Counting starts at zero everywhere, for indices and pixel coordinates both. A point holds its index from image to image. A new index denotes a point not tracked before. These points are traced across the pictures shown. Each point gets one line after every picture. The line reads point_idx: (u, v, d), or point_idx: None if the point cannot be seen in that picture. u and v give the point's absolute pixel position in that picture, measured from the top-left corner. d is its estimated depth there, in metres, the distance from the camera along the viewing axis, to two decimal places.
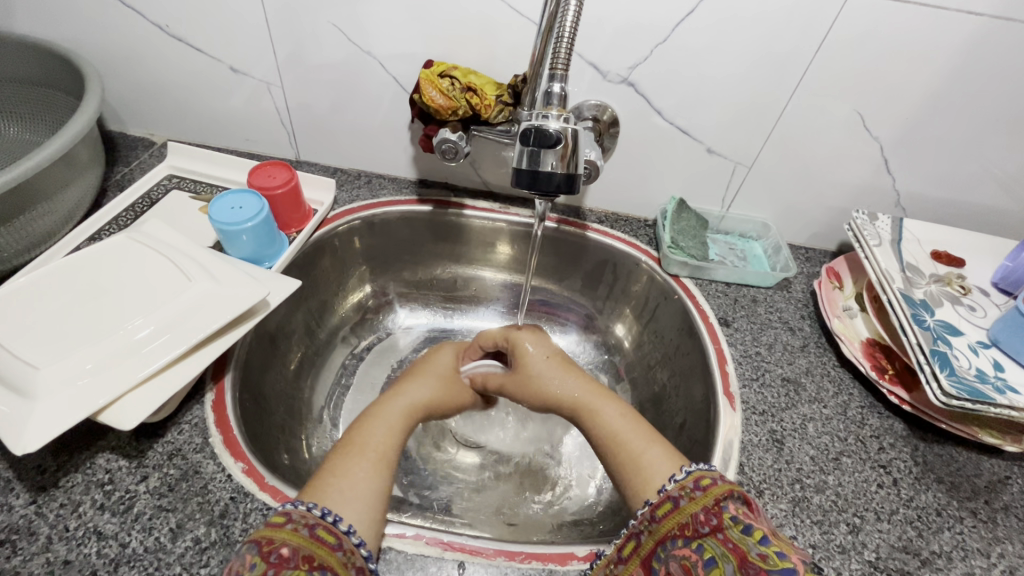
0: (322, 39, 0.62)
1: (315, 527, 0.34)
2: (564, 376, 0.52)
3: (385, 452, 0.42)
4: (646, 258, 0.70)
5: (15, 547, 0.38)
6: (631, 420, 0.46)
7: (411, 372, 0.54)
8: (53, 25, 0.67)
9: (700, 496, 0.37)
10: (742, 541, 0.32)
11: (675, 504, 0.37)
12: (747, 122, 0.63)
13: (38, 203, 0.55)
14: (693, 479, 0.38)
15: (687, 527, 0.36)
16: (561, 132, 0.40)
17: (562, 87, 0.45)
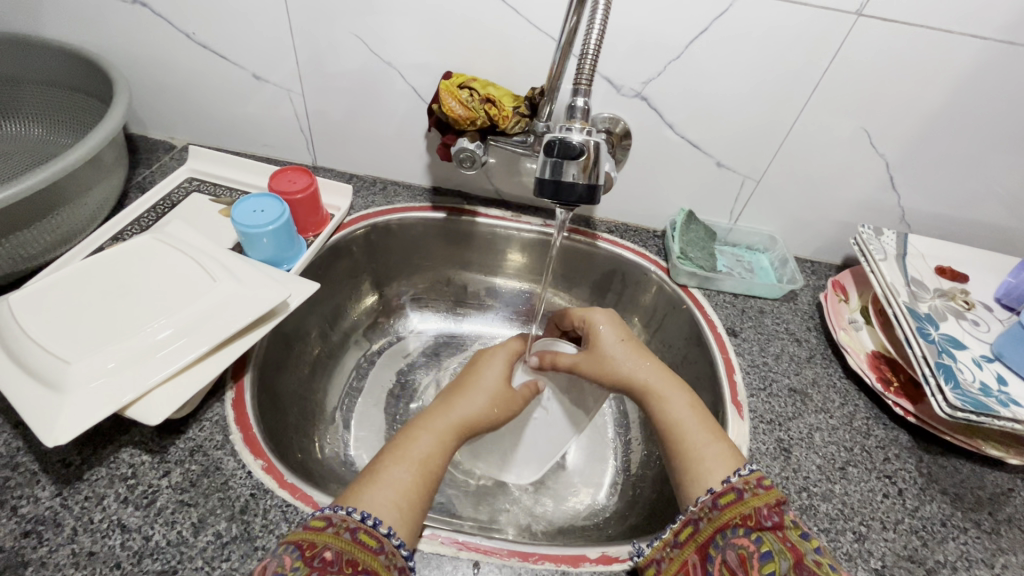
0: (344, 50, 0.64)
1: (357, 532, 0.35)
2: (639, 362, 0.51)
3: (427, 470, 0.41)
4: (655, 269, 0.72)
5: (42, 537, 0.39)
6: (695, 412, 0.46)
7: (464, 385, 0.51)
8: (82, 30, 0.69)
9: (763, 493, 0.38)
10: (801, 544, 0.35)
11: (738, 495, 0.39)
12: (756, 137, 0.65)
13: (66, 202, 0.56)
14: (757, 476, 0.40)
15: (750, 519, 0.37)
16: (584, 144, 0.41)
17: (586, 101, 0.46)
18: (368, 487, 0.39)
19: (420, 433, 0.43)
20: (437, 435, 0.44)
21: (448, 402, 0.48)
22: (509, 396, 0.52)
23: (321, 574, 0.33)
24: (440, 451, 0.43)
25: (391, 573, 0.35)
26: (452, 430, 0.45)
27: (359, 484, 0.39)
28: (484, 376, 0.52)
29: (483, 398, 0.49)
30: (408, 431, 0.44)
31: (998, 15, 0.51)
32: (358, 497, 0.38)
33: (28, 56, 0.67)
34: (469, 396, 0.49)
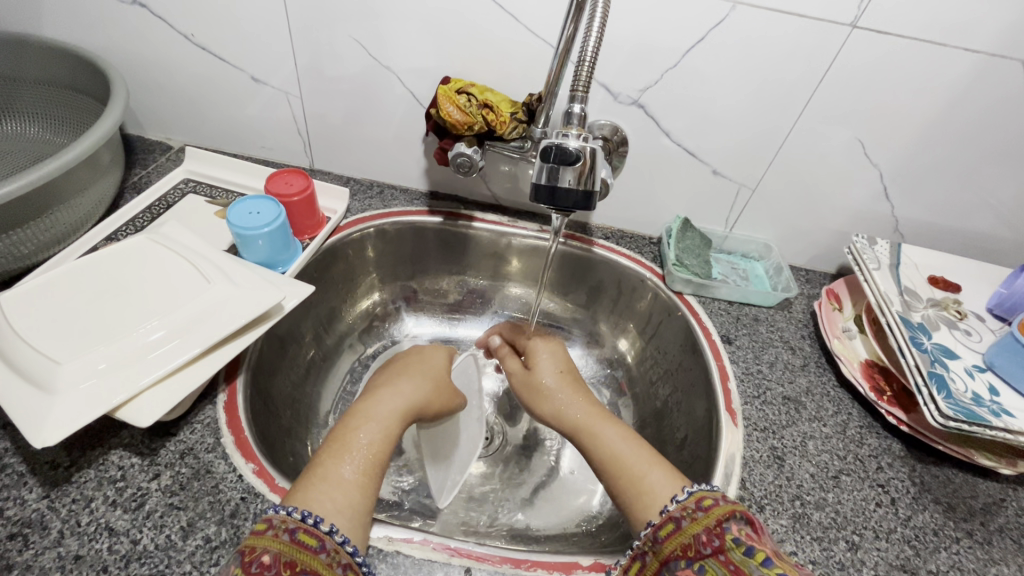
0: (342, 53, 0.65)
1: (296, 532, 0.34)
2: (574, 400, 0.53)
3: (370, 461, 0.41)
4: (650, 275, 0.72)
5: (27, 540, 0.39)
6: (629, 440, 0.47)
7: (400, 371, 0.53)
8: (81, 30, 0.69)
9: (701, 517, 0.37)
10: (742, 564, 0.34)
11: (677, 524, 0.38)
12: (752, 146, 0.65)
13: (60, 202, 0.56)
14: (694, 498, 0.39)
15: (690, 548, 0.36)
16: (582, 150, 0.41)
17: (582, 107, 0.46)
18: (310, 485, 0.38)
19: (362, 420, 0.44)
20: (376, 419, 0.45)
21: (386, 395, 0.48)
22: (443, 384, 0.55)
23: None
24: (384, 437, 0.44)
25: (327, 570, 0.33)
26: (392, 419, 0.46)
27: (305, 483, 0.38)
28: (418, 366, 0.55)
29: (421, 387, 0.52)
30: (350, 419, 0.44)
31: (991, 27, 0.52)
32: (298, 498, 0.37)
33: (26, 55, 0.67)
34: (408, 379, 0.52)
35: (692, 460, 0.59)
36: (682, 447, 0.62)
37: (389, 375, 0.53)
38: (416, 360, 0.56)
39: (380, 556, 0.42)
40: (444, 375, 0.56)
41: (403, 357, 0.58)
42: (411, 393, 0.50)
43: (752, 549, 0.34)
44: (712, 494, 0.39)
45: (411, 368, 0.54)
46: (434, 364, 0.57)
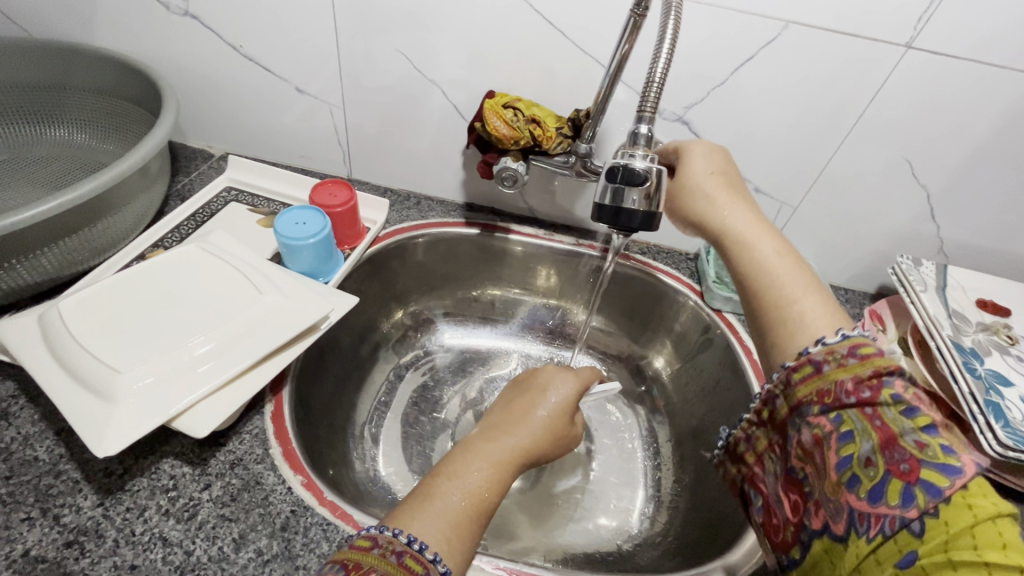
0: (388, 66, 0.65)
1: (403, 556, 0.34)
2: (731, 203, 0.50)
3: (479, 497, 0.40)
4: (688, 292, 0.71)
5: (84, 548, 0.39)
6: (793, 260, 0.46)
7: (511, 417, 0.50)
8: (132, 40, 0.70)
9: (853, 365, 0.38)
10: (897, 422, 0.35)
11: (816, 369, 0.39)
12: (796, 165, 0.65)
13: (112, 210, 0.57)
14: (845, 347, 0.39)
15: (828, 395, 0.38)
16: (649, 171, 0.41)
17: (650, 128, 0.44)
18: (416, 509, 0.38)
19: (478, 453, 0.44)
20: (494, 453, 0.44)
21: (501, 430, 0.48)
22: (556, 425, 0.50)
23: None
24: (499, 479, 0.43)
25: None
26: (502, 452, 0.45)
27: (411, 507, 0.39)
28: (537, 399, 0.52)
29: (534, 430, 0.48)
30: (468, 450, 0.44)
31: None
32: (406, 519, 0.37)
33: (80, 63, 0.68)
34: (516, 427, 0.48)
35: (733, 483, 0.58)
36: None
37: (516, 409, 0.50)
38: (524, 402, 0.52)
39: None
40: (566, 409, 0.52)
41: (530, 385, 0.54)
42: (524, 439, 0.47)
43: (911, 409, 0.35)
44: (872, 344, 0.38)
45: (532, 403, 0.51)
46: (559, 401, 0.52)
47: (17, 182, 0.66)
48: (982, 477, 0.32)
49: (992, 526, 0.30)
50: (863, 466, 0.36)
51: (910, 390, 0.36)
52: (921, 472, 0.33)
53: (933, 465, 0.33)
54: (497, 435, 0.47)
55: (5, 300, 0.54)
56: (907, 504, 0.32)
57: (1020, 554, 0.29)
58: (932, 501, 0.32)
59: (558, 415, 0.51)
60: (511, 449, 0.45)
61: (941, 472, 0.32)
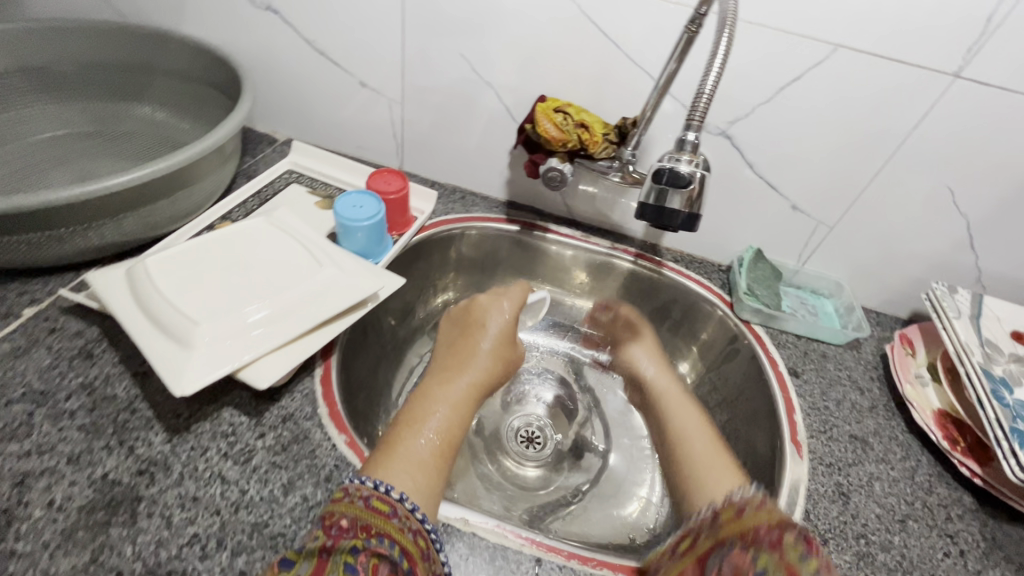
0: (449, 67, 0.70)
1: (370, 499, 0.38)
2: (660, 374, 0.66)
3: (440, 440, 0.45)
4: (718, 301, 0.73)
5: (153, 478, 0.43)
6: (704, 428, 0.56)
7: (458, 359, 0.55)
8: (216, 30, 0.76)
9: (765, 513, 0.38)
10: (796, 562, 0.33)
11: (738, 512, 0.39)
12: (836, 186, 0.66)
13: (193, 182, 0.62)
14: (763, 498, 0.39)
15: (748, 535, 0.37)
16: (694, 175, 0.43)
17: (696, 136, 0.45)
18: (384, 458, 0.42)
19: (434, 398, 0.49)
20: (448, 395, 0.50)
21: (453, 374, 0.53)
22: (502, 356, 0.58)
23: (334, 539, 0.35)
24: (456, 418, 0.49)
25: (404, 539, 0.36)
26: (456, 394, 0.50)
27: (381, 456, 0.43)
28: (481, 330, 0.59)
29: (482, 362, 0.55)
30: (426, 398, 0.49)
31: None
32: (375, 467, 0.41)
33: (168, 48, 0.74)
34: (466, 366, 0.54)
35: None
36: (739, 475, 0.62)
37: (464, 351, 0.56)
38: (469, 342, 0.57)
39: (457, 534, 0.44)
40: (504, 330, 0.59)
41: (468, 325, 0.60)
42: (473, 372, 0.53)
43: (811, 557, 0.33)
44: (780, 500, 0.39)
45: (476, 341, 0.58)
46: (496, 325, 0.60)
47: (106, 153, 0.72)
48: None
49: None
50: None
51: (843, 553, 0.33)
52: None
53: None
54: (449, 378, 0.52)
55: (93, 256, 0.59)
56: None
57: None
58: None
59: (501, 347, 0.58)
60: (465, 391, 0.51)
61: None
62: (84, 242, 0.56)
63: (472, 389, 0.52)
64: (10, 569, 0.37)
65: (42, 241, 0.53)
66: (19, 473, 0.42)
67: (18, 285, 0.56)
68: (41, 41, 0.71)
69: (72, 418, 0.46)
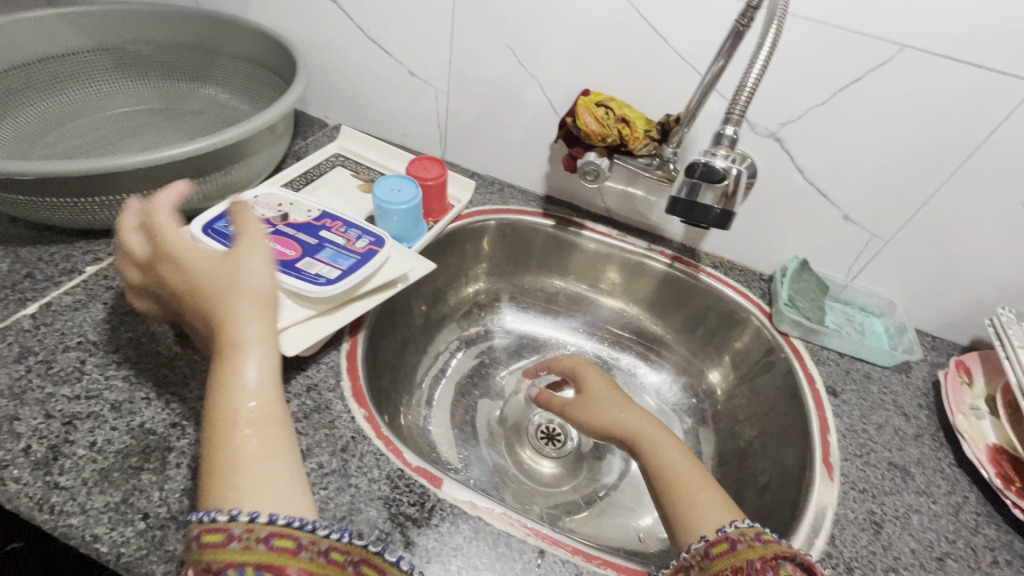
0: (495, 59, 0.70)
1: (200, 536, 0.30)
2: (630, 412, 0.53)
3: (262, 403, 0.35)
4: (756, 311, 0.69)
5: (184, 430, 0.46)
6: (682, 452, 0.47)
7: (214, 296, 0.37)
8: (279, 18, 0.80)
9: (759, 546, 0.36)
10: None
11: (732, 545, 0.37)
12: (893, 196, 0.62)
13: (245, 158, 0.64)
14: (756, 531, 0.38)
15: (742, 572, 0.35)
16: (730, 170, 0.43)
17: (735, 131, 0.45)
18: (216, 482, 0.32)
19: (234, 366, 0.35)
20: (251, 345, 0.36)
21: (224, 322, 0.37)
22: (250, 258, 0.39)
23: None
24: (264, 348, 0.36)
25: (256, 555, 0.30)
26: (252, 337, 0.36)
27: (211, 479, 0.33)
28: (231, 270, 0.38)
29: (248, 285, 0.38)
30: (216, 376, 0.35)
31: None
32: (214, 496, 0.32)
33: (232, 32, 0.78)
34: (234, 300, 0.37)
35: (772, 508, 0.57)
36: (762, 492, 0.60)
37: (221, 293, 0.37)
38: (215, 277, 0.38)
39: (463, 517, 0.45)
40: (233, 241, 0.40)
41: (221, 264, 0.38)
42: (260, 310, 0.38)
43: None
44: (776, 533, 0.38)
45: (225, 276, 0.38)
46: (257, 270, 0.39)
47: (172, 130, 0.77)
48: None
49: None
50: None
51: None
52: None
53: None
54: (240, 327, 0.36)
55: None
56: None
57: None
58: None
59: (249, 256, 0.39)
60: (249, 314, 0.37)
61: None
62: None
63: (270, 329, 0.38)
64: (52, 500, 0.41)
65: (106, 205, 0.57)
66: (68, 414, 0.46)
67: (84, 245, 0.61)
68: (122, 24, 0.77)
69: (119, 368, 0.49)
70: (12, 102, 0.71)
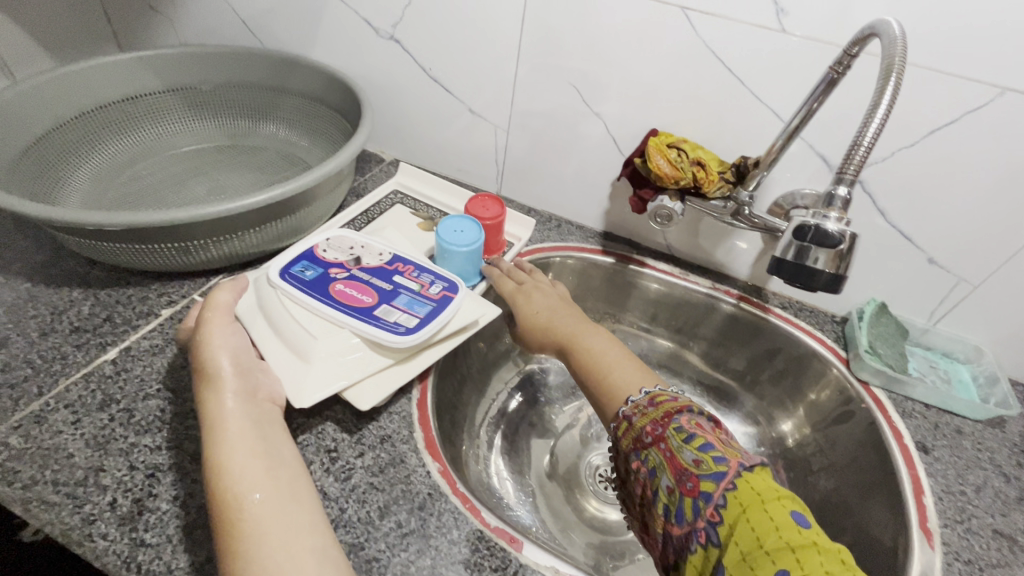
0: (559, 99, 0.70)
1: None
2: (559, 315, 0.61)
3: (272, 489, 0.39)
4: (832, 357, 0.66)
5: None
6: (607, 344, 0.56)
7: (217, 406, 0.42)
8: (341, 57, 0.81)
9: (652, 413, 0.46)
10: (678, 449, 0.41)
11: (630, 422, 0.47)
12: (986, 241, 0.58)
13: (314, 202, 0.65)
14: (647, 401, 0.47)
15: (639, 440, 0.45)
16: (844, 234, 0.44)
17: (849, 192, 0.44)
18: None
19: (227, 462, 0.39)
20: (240, 445, 0.40)
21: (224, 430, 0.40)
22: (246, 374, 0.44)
23: None
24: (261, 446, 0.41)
25: None
26: (250, 441, 0.40)
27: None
28: (223, 387, 0.42)
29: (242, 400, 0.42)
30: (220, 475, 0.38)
31: None
32: None
33: (296, 72, 0.80)
34: (231, 412, 0.41)
35: None
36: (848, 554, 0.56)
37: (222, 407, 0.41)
38: (216, 387, 0.42)
39: None
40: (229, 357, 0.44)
41: (205, 369, 0.43)
42: (245, 416, 0.42)
43: (690, 434, 0.42)
44: (667, 395, 0.48)
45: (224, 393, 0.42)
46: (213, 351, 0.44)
47: (236, 168, 0.79)
48: (745, 474, 0.38)
49: (765, 511, 0.35)
50: (669, 494, 0.41)
51: (692, 423, 0.43)
52: (700, 485, 0.39)
53: (707, 476, 0.39)
54: (226, 431, 0.40)
55: (223, 264, 0.64)
56: (697, 516, 0.38)
57: (792, 527, 0.34)
58: (711, 507, 0.38)
59: (243, 374, 0.44)
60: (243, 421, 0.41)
61: (712, 480, 0.38)
62: (217, 251, 0.60)
63: (256, 433, 0.41)
64: (138, 559, 0.40)
65: (183, 250, 0.58)
66: (150, 466, 0.46)
67: (159, 287, 0.62)
68: (192, 66, 0.79)
69: (196, 418, 0.49)
70: (89, 143, 0.74)
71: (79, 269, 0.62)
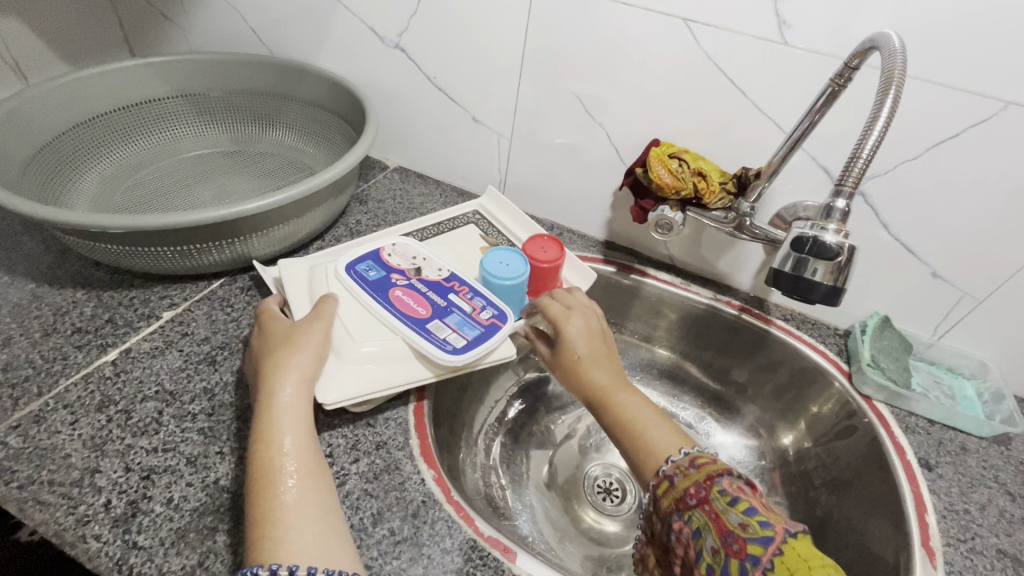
0: (562, 108, 0.70)
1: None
2: (597, 364, 0.52)
3: (306, 467, 0.41)
4: (834, 370, 0.66)
5: None
6: (645, 404, 0.50)
7: (281, 376, 0.45)
8: (347, 66, 0.82)
9: (693, 473, 0.42)
10: (725, 512, 0.38)
11: (671, 481, 0.42)
12: (990, 256, 0.58)
13: (317, 206, 0.65)
14: (687, 460, 0.43)
15: (681, 501, 0.41)
16: (842, 247, 0.43)
17: (848, 204, 0.44)
18: (262, 541, 0.37)
19: (277, 433, 0.42)
20: (292, 420, 0.43)
21: (279, 400, 0.43)
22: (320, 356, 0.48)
23: None
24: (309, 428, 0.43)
25: None
26: (300, 418, 0.43)
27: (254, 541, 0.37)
28: (294, 361, 0.46)
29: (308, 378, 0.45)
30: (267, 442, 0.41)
31: None
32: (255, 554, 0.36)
33: (303, 79, 0.81)
34: (297, 386, 0.45)
35: None
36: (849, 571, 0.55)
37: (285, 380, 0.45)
38: (285, 357, 0.46)
39: None
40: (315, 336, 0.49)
41: (290, 338, 0.48)
42: (306, 395, 0.45)
43: (735, 497, 0.38)
44: (708, 456, 0.43)
45: (294, 365, 0.46)
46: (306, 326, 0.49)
47: (242, 173, 0.80)
48: (793, 540, 0.35)
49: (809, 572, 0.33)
50: (712, 556, 0.37)
51: (736, 487, 0.40)
52: (747, 549, 0.35)
53: (754, 540, 0.36)
54: (284, 404, 0.43)
55: (226, 267, 0.64)
56: None
57: None
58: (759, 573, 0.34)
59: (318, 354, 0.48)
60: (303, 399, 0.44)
61: (761, 543, 0.35)
62: (221, 255, 0.61)
63: (307, 412, 0.44)
64: (131, 561, 0.40)
65: (187, 253, 0.59)
66: (147, 467, 0.46)
67: (161, 290, 0.62)
68: (200, 72, 0.81)
69: (195, 421, 0.50)
70: (98, 148, 0.75)
71: (83, 270, 0.63)
